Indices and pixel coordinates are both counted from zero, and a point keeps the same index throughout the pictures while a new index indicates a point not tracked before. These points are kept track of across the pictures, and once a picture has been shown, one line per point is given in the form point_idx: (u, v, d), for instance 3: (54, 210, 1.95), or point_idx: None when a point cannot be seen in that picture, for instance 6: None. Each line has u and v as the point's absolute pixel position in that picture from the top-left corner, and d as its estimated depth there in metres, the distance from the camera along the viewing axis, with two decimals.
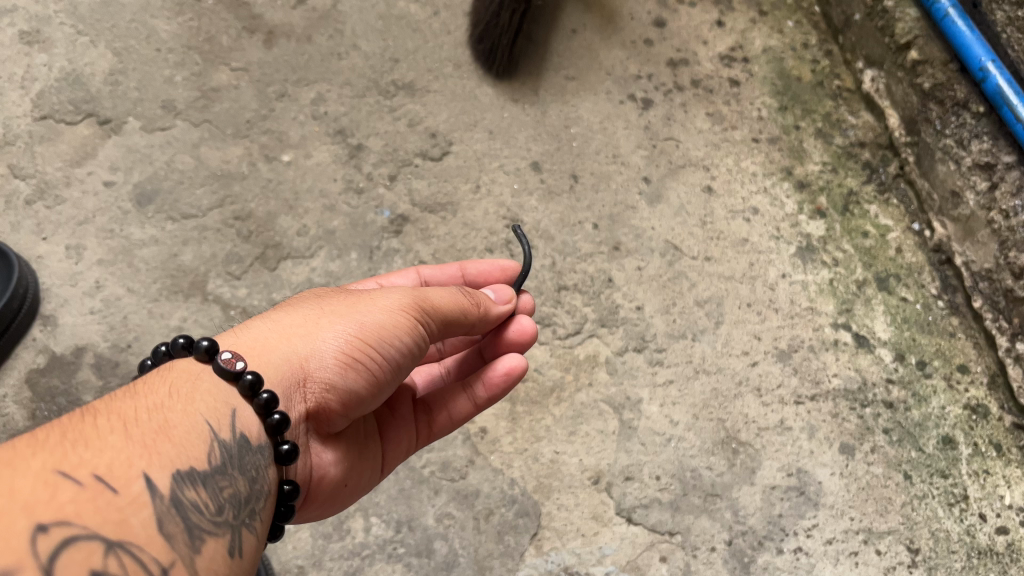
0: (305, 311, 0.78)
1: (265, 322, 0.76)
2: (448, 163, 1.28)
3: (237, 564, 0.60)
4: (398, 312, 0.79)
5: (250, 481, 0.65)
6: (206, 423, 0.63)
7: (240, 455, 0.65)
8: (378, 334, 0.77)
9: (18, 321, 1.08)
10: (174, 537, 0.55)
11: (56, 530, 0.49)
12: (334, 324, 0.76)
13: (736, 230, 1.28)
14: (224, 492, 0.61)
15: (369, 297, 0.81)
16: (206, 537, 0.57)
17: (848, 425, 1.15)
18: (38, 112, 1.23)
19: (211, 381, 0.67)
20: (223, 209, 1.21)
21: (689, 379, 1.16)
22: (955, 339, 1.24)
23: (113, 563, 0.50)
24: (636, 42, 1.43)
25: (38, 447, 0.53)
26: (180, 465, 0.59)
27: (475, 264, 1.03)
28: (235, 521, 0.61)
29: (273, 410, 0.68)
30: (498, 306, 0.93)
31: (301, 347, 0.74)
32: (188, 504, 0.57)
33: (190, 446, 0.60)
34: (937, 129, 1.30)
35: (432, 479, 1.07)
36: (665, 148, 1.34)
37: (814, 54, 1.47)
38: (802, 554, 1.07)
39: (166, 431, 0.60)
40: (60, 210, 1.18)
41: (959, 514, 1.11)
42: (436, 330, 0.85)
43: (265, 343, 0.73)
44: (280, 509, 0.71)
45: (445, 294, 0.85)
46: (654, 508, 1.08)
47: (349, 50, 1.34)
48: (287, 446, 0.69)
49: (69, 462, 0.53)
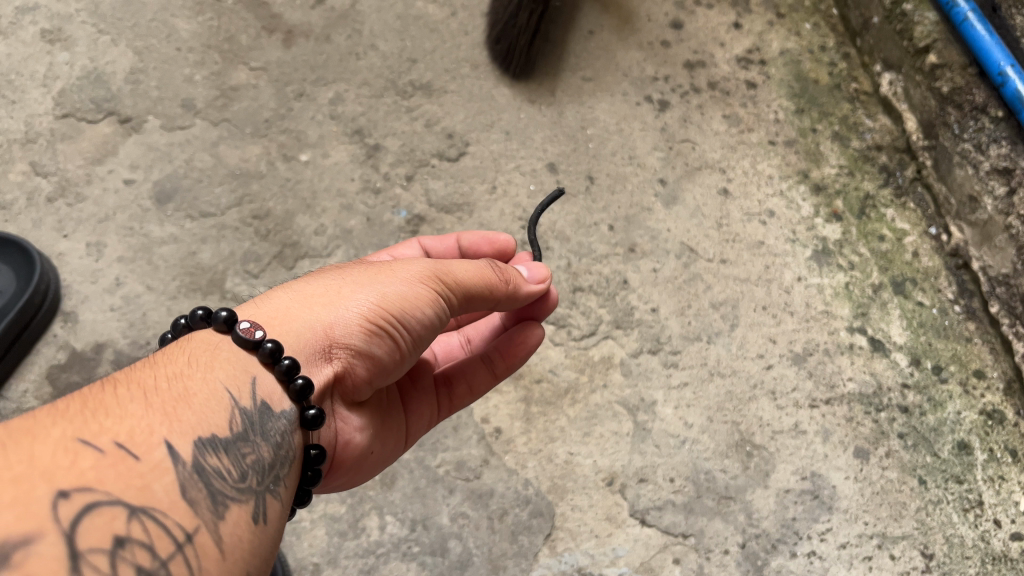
0: (326, 282, 0.78)
1: (286, 292, 0.76)
2: (464, 163, 1.29)
3: (263, 529, 0.60)
4: (419, 284, 0.81)
5: (274, 448, 0.66)
6: (226, 391, 0.64)
7: (262, 421, 0.66)
8: (399, 305, 0.78)
9: (40, 317, 1.09)
10: (197, 503, 0.56)
11: (78, 496, 0.49)
12: (355, 293, 0.77)
13: (752, 232, 1.28)
14: (247, 459, 0.62)
15: (391, 269, 0.82)
16: (230, 503, 0.58)
17: (862, 429, 1.15)
18: (60, 110, 1.25)
19: (230, 350, 0.68)
20: (241, 208, 1.22)
21: (703, 382, 1.17)
22: (971, 344, 1.23)
23: (136, 528, 0.50)
24: (653, 43, 1.43)
25: (58, 417, 0.54)
26: (202, 432, 0.59)
27: (469, 235, 1.03)
28: (260, 486, 0.62)
29: (295, 375, 0.69)
30: (530, 286, 0.93)
31: (323, 315, 0.75)
32: (210, 470, 0.58)
33: (211, 413, 0.61)
34: (955, 133, 1.30)
35: (446, 478, 1.08)
36: (681, 150, 1.34)
37: (831, 56, 1.46)
38: (815, 557, 1.07)
39: (186, 398, 0.60)
40: (81, 208, 1.19)
41: (973, 520, 1.11)
42: (458, 305, 0.86)
43: (288, 312, 0.74)
44: (308, 474, 0.72)
45: (470, 268, 0.86)
46: (668, 510, 1.08)
47: (368, 50, 1.35)
48: (314, 411, 0.70)
49: (89, 429, 0.54)
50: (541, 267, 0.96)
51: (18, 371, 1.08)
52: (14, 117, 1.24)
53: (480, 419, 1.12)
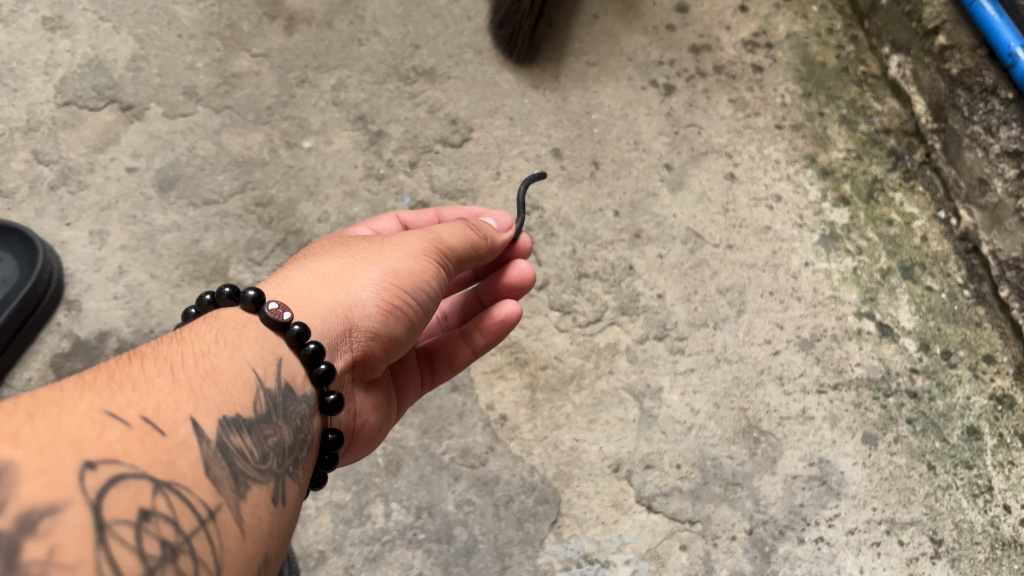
0: (336, 261, 0.78)
1: (299, 274, 0.76)
2: (468, 149, 1.28)
3: (281, 511, 0.60)
4: (425, 257, 0.81)
5: (294, 431, 0.65)
6: (253, 371, 0.64)
7: (284, 404, 0.65)
8: (411, 280, 0.78)
9: (43, 306, 1.09)
10: (220, 482, 0.55)
11: (105, 467, 0.48)
12: (368, 271, 0.77)
13: (759, 217, 1.27)
14: (268, 441, 0.61)
15: (393, 243, 0.82)
16: (251, 484, 0.57)
17: (870, 414, 1.14)
18: (62, 98, 1.24)
19: (257, 329, 0.67)
20: (244, 196, 1.21)
21: (710, 367, 1.16)
22: (981, 329, 1.22)
23: (161, 502, 0.50)
24: (658, 27, 1.42)
25: (85, 389, 0.53)
26: (226, 411, 0.59)
27: (451, 211, 1.03)
28: (280, 469, 0.61)
29: (319, 361, 0.68)
30: (502, 236, 0.95)
31: (342, 296, 0.74)
32: (233, 450, 0.57)
33: (236, 393, 0.61)
34: (965, 116, 1.29)
35: (452, 466, 1.07)
36: (687, 135, 1.33)
37: (839, 39, 1.44)
38: (823, 544, 1.07)
39: (212, 377, 0.60)
40: (83, 196, 1.18)
41: (983, 505, 1.10)
42: (454, 270, 0.86)
43: (309, 295, 0.73)
44: (326, 457, 0.71)
45: (459, 231, 0.86)
46: (674, 497, 1.08)
47: (370, 36, 1.34)
48: (333, 396, 0.70)
49: (116, 403, 0.53)
50: (506, 215, 0.98)
51: (22, 359, 1.08)
52: (16, 106, 1.23)
53: (486, 406, 1.11)
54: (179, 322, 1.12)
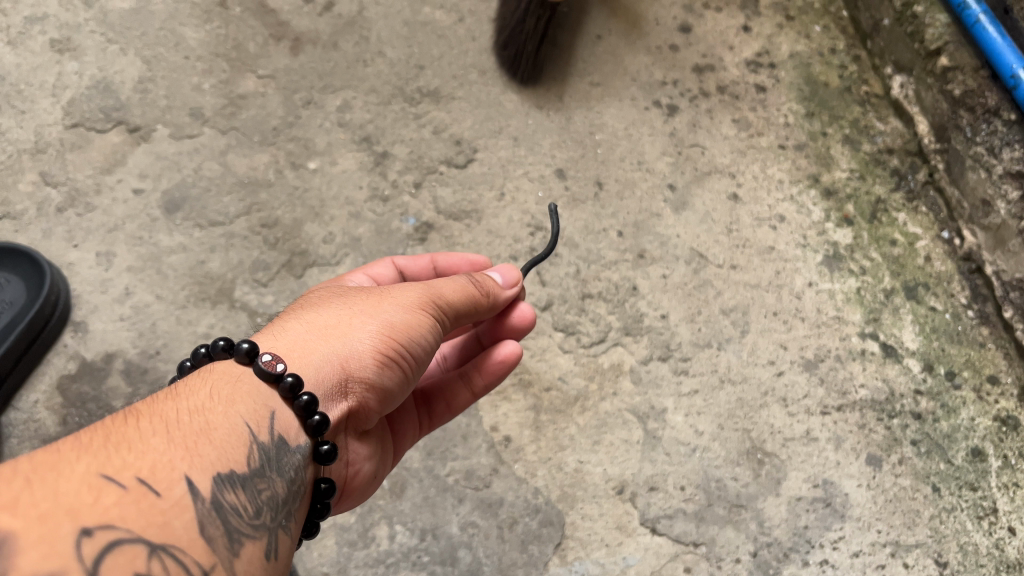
0: (334, 311, 0.78)
1: (297, 323, 0.76)
2: (472, 170, 1.28)
3: (274, 566, 0.60)
4: (422, 309, 0.82)
5: (288, 482, 0.65)
6: (247, 425, 0.64)
7: (278, 457, 0.65)
8: (407, 333, 0.79)
9: (50, 327, 1.09)
10: (215, 540, 0.55)
11: (101, 533, 0.49)
12: (365, 323, 0.77)
13: (762, 238, 1.27)
14: (262, 495, 0.62)
15: (391, 294, 0.83)
16: (245, 540, 0.58)
17: (875, 436, 1.15)
18: (69, 120, 1.25)
19: (252, 382, 0.67)
20: (250, 217, 1.22)
21: (714, 389, 1.16)
22: (985, 349, 1.22)
23: (157, 565, 0.50)
24: (662, 47, 1.42)
25: (83, 451, 0.54)
26: (221, 467, 0.59)
27: (446, 256, 1.04)
28: (273, 523, 0.62)
29: (313, 412, 0.68)
30: (506, 292, 0.95)
31: (338, 347, 0.75)
32: (228, 507, 0.57)
33: (231, 448, 0.61)
34: (968, 136, 1.29)
35: (456, 488, 1.07)
36: (691, 155, 1.33)
37: (841, 59, 1.45)
38: (828, 566, 1.07)
39: (207, 433, 0.60)
40: (91, 218, 1.19)
41: (988, 528, 1.10)
42: (450, 324, 0.87)
43: (306, 345, 0.73)
44: (317, 506, 0.72)
45: (457, 286, 0.87)
46: (678, 518, 1.08)
47: (375, 57, 1.34)
48: (327, 446, 0.69)
49: (113, 464, 0.53)
50: (514, 269, 0.97)
51: (29, 381, 1.09)
52: (24, 127, 1.24)
53: (490, 428, 1.11)
54: (185, 343, 1.13)
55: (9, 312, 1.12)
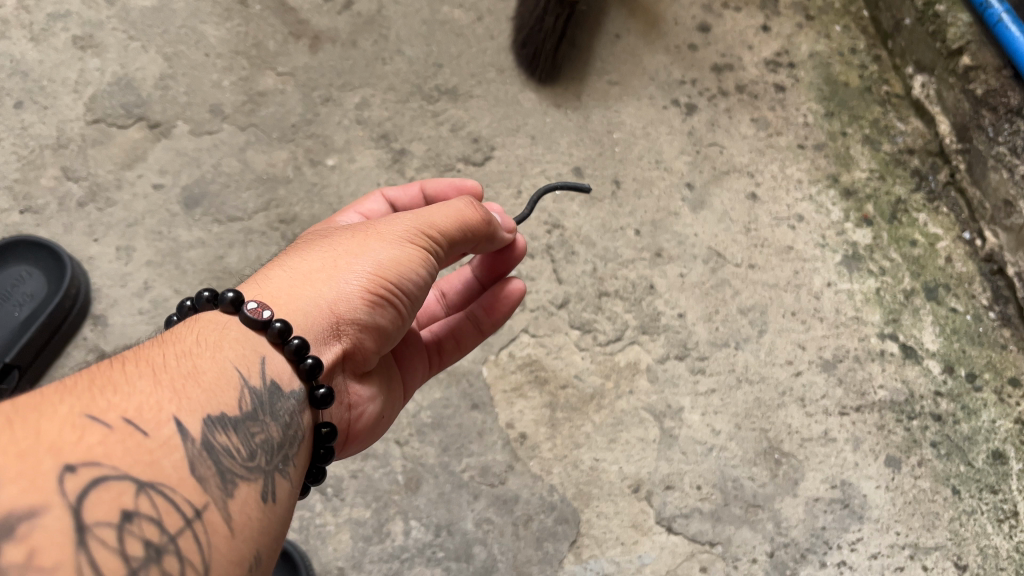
0: (318, 255, 0.78)
1: (282, 272, 0.75)
2: (490, 168, 1.28)
3: (272, 507, 0.59)
4: (408, 245, 0.81)
5: (283, 427, 0.65)
6: (235, 369, 0.63)
7: (271, 401, 0.65)
8: (396, 269, 0.79)
9: (70, 320, 1.11)
10: (207, 480, 0.55)
11: (84, 470, 0.48)
12: (351, 265, 0.77)
13: (781, 237, 1.27)
14: (256, 438, 0.61)
15: (376, 232, 0.82)
16: (239, 481, 0.57)
17: (893, 437, 1.14)
18: (91, 116, 1.26)
19: (239, 330, 0.67)
20: (268, 213, 1.22)
21: (731, 388, 1.15)
22: (1006, 351, 1.21)
23: (145, 502, 0.49)
24: (681, 46, 1.42)
25: (66, 393, 0.52)
26: (210, 410, 0.58)
27: (434, 183, 1.04)
28: (269, 466, 0.61)
29: (305, 355, 0.68)
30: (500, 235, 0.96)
31: (326, 290, 0.74)
32: (220, 448, 0.57)
33: (220, 392, 0.61)
34: (990, 136, 1.27)
35: (471, 484, 1.07)
36: (709, 154, 1.32)
37: (862, 59, 1.44)
38: (846, 568, 1.06)
39: (194, 376, 0.60)
40: (111, 212, 1.20)
41: (1008, 531, 1.09)
42: (441, 255, 0.87)
43: (293, 291, 0.73)
44: (321, 451, 0.71)
45: (446, 215, 0.86)
46: (695, 518, 1.07)
47: (394, 55, 1.35)
48: (323, 390, 0.69)
49: (97, 406, 0.52)
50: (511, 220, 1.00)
51: (48, 373, 1.10)
52: (47, 123, 1.25)
53: (505, 424, 1.11)
54: None
55: (29, 304, 1.13)
